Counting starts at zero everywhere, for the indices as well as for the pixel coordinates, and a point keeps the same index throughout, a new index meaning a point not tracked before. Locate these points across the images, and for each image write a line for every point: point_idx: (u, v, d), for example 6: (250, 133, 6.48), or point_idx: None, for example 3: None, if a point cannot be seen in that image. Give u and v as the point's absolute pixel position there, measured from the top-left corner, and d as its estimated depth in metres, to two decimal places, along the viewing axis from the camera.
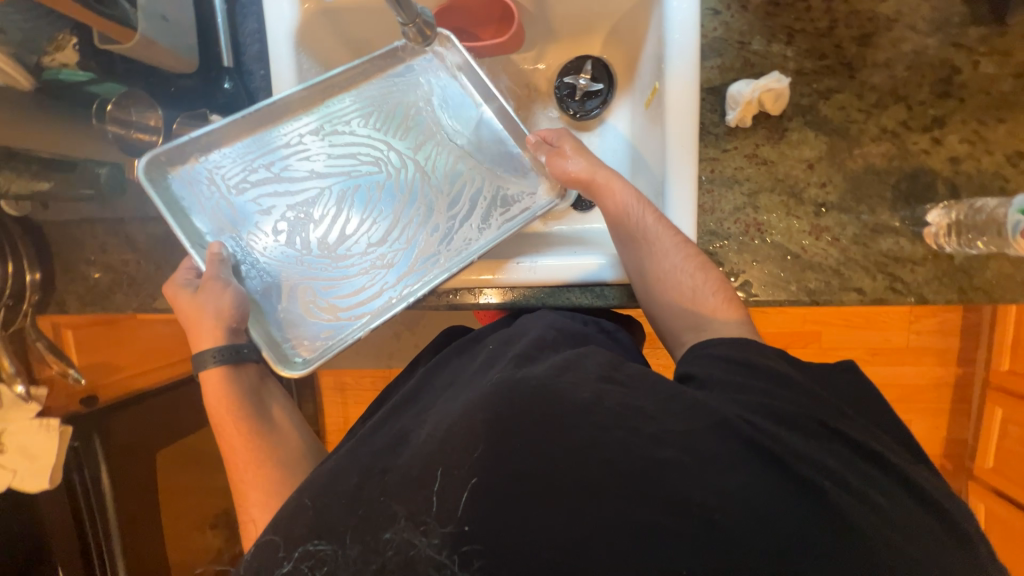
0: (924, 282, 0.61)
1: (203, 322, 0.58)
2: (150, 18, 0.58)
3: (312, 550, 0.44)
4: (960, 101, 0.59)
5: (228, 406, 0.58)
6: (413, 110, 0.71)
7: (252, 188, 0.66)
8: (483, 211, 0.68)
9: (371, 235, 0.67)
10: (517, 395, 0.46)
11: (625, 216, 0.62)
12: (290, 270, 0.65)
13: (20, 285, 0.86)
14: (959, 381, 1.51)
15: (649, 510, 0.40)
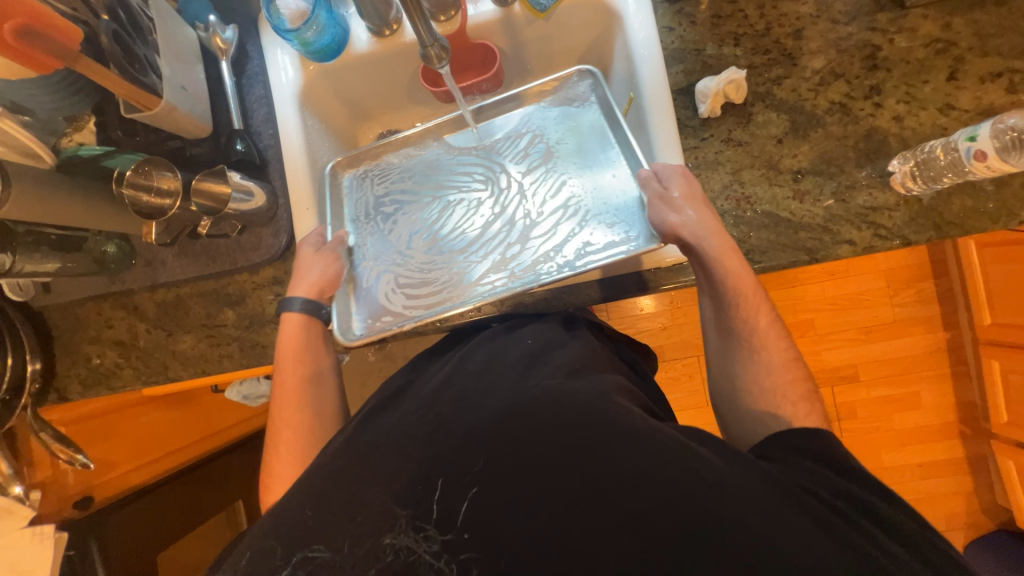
0: (903, 225, 0.67)
1: (306, 279, 0.71)
2: (174, 88, 0.64)
3: (310, 555, 0.49)
4: (888, 71, 0.69)
5: (293, 357, 0.69)
6: (540, 133, 0.80)
7: (386, 193, 0.82)
8: (572, 237, 0.72)
9: (458, 243, 0.76)
10: (564, 404, 0.52)
11: (733, 308, 0.62)
12: (388, 259, 0.77)
13: (19, 374, 0.80)
14: (950, 345, 1.58)
15: (637, 502, 0.45)
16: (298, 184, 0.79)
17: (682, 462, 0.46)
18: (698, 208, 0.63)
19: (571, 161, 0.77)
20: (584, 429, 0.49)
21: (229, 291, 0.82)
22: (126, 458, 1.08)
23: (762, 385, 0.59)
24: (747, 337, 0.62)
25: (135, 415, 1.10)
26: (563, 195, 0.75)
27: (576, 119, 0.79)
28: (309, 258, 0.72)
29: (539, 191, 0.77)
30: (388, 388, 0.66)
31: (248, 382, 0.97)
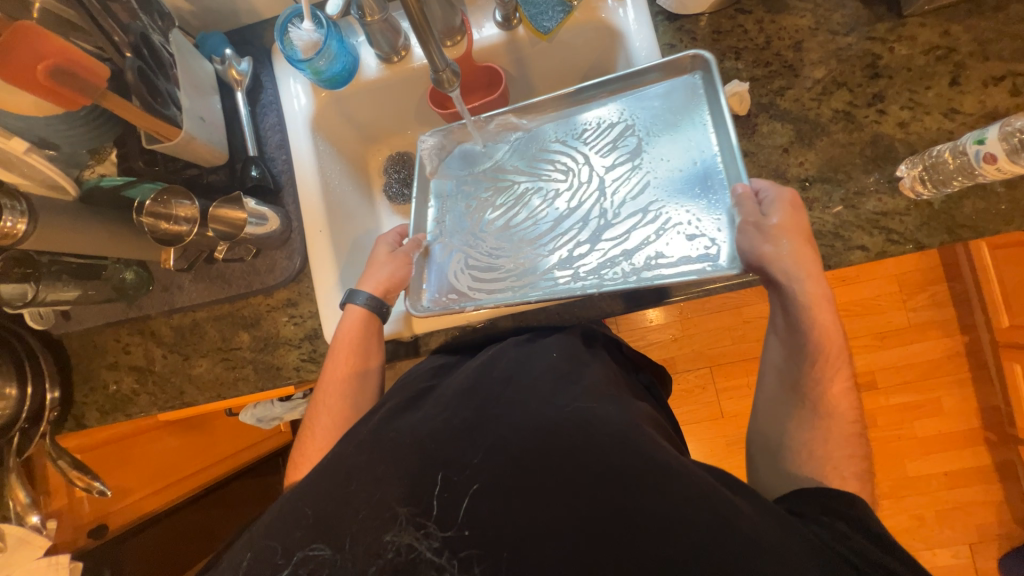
0: (915, 229, 0.67)
1: (378, 274, 0.75)
2: (193, 119, 0.66)
3: (311, 553, 0.49)
4: (890, 78, 0.70)
5: (349, 346, 0.72)
6: (632, 128, 0.78)
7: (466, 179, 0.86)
8: (647, 245, 0.71)
9: (528, 235, 0.80)
10: (596, 432, 0.50)
11: (814, 355, 0.60)
12: (465, 243, 0.82)
13: (39, 403, 0.81)
14: (968, 349, 1.55)
15: (645, 500, 0.45)
16: (312, 207, 0.80)
17: (717, 510, 0.44)
18: (799, 245, 0.59)
19: (664, 159, 0.75)
20: (614, 458, 0.48)
21: (244, 314, 0.83)
22: (142, 483, 1.09)
23: (812, 447, 0.58)
24: (808, 396, 0.60)
25: (147, 441, 1.10)
26: (640, 192, 0.75)
27: (675, 113, 0.75)
28: (383, 258, 0.77)
29: (614, 189, 0.77)
30: (412, 388, 0.65)
31: (261, 404, 0.97)
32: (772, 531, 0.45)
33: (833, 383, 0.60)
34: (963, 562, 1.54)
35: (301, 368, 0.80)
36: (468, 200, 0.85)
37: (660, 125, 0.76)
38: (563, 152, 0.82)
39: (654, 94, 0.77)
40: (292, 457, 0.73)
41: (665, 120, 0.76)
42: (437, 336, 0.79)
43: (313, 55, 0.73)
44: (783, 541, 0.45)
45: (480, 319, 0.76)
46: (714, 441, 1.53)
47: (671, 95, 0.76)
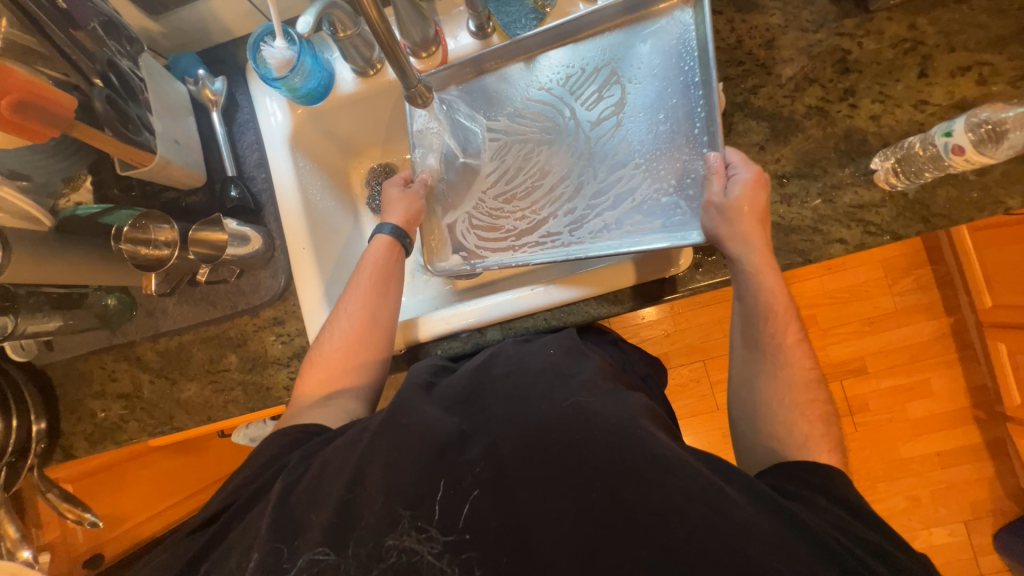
0: (891, 221, 0.68)
1: (396, 209, 0.76)
2: (167, 142, 0.65)
3: (316, 558, 0.49)
4: (860, 73, 0.71)
5: (378, 284, 0.72)
6: (616, 73, 0.74)
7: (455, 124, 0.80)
8: (634, 197, 0.70)
9: (521, 194, 0.78)
10: (596, 428, 0.50)
11: (771, 312, 0.62)
12: (464, 201, 0.80)
13: (25, 436, 0.80)
14: (954, 330, 1.58)
15: (641, 506, 0.45)
16: (293, 224, 0.80)
17: (712, 502, 0.45)
18: (754, 232, 0.61)
19: (652, 104, 0.71)
20: (616, 456, 0.47)
21: (230, 335, 0.82)
22: (136, 510, 1.08)
23: (782, 403, 0.59)
24: (772, 350, 0.62)
25: (142, 464, 1.09)
26: (629, 142, 0.72)
27: (665, 57, 0.71)
28: (395, 197, 0.77)
29: (599, 143, 0.74)
30: (414, 378, 0.62)
31: (253, 424, 0.96)
32: (768, 518, 0.45)
33: (785, 336, 0.62)
34: (959, 540, 1.56)
35: (290, 387, 0.80)
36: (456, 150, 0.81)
37: (644, 75, 0.72)
38: (548, 101, 0.78)
39: (638, 38, 0.73)
40: (298, 383, 0.68)
41: (653, 65, 0.72)
42: (427, 348, 0.79)
43: (287, 72, 0.72)
44: (780, 524, 0.45)
45: (470, 327, 0.76)
46: (711, 434, 1.54)
47: (661, 38, 0.72)
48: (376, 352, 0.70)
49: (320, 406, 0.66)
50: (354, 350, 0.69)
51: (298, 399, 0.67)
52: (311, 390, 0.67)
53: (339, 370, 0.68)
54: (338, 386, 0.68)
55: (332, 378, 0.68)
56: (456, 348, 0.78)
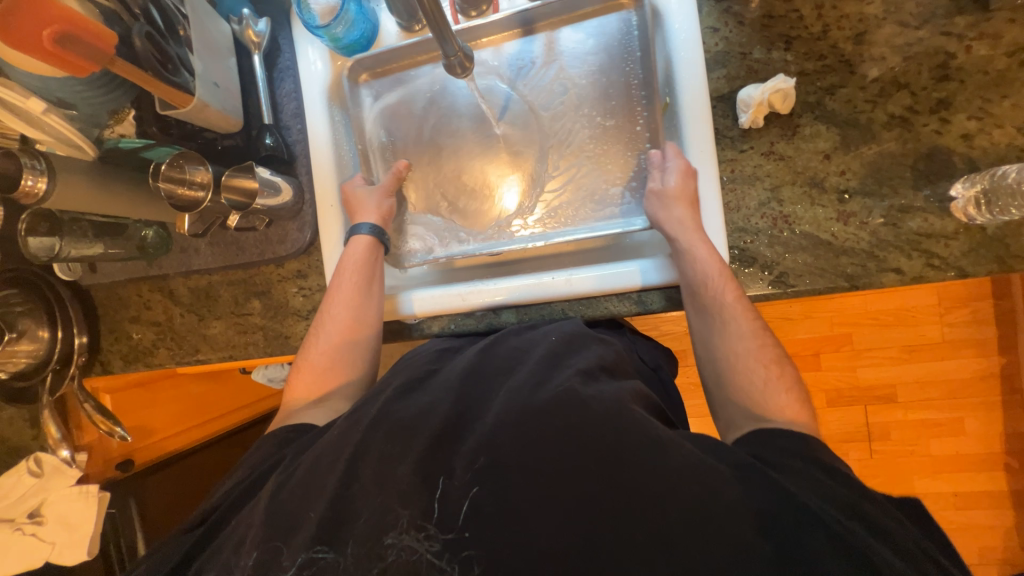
0: (960, 255, 0.62)
1: (367, 205, 0.77)
2: (206, 84, 0.66)
3: (313, 557, 0.46)
4: (961, 82, 0.62)
5: (360, 286, 0.72)
6: (566, 67, 0.79)
7: (421, 92, 0.83)
8: (589, 187, 0.79)
9: (482, 184, 0.83)
10: (591, 411, 0.49)
11: (705, 282, 0.64)
12: (426, 180, 0.84)
13: (68, 348, 0.86)
14: (1004, 371, 1.46)
15: (649, 518, 0.43)
16: (324, 180, 0.80)
17: (706, 482, 0.44)
18: (688, 216, 0.66)
19: (599, 95, 0.78)
20: (609, 436, 0.47)
21: (256, 281, 0.85)
22: (165, 425, 1.17)
23: (735, 349, 0.60)
24: (719, 309, 0.63)
25: (172, 384, 1.18)
26: (578, 131, 0.79)
27: (611, 56, 0.77)
28: (365, 194, 0.78)
29: (553, 127, 0.80)
30: (413, 371, 0.63)
31: (272, 366, 1.01)
32: (767, 499, 0.44)
33: (727, 295, 0.63)
34: None
35: None
36: (425, 120, 0.84)
37: (593, 68, 0.78)
38: (504, 90, 0.81)
39: (585, 33, 0.78)
40: (286, 392, 0.70)
41: (600, 56, 0.78)
42: (439, 322, 0.79)
43: (330, 21, 0.72)
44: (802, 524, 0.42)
45: (479, 307, 0.76)
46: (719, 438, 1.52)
47: (605, 32, 0.78)
48: (362, 350, 0.71)
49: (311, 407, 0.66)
50: (340, 352, 0.70)
51: (290, 405, 0.68)
52: (300, 392, 0.68)
53: (328, 372, 0.69)
54: (327, 388, 0.68)
55: (320, 380, 0.68)
56: (469, 326, 0.78)
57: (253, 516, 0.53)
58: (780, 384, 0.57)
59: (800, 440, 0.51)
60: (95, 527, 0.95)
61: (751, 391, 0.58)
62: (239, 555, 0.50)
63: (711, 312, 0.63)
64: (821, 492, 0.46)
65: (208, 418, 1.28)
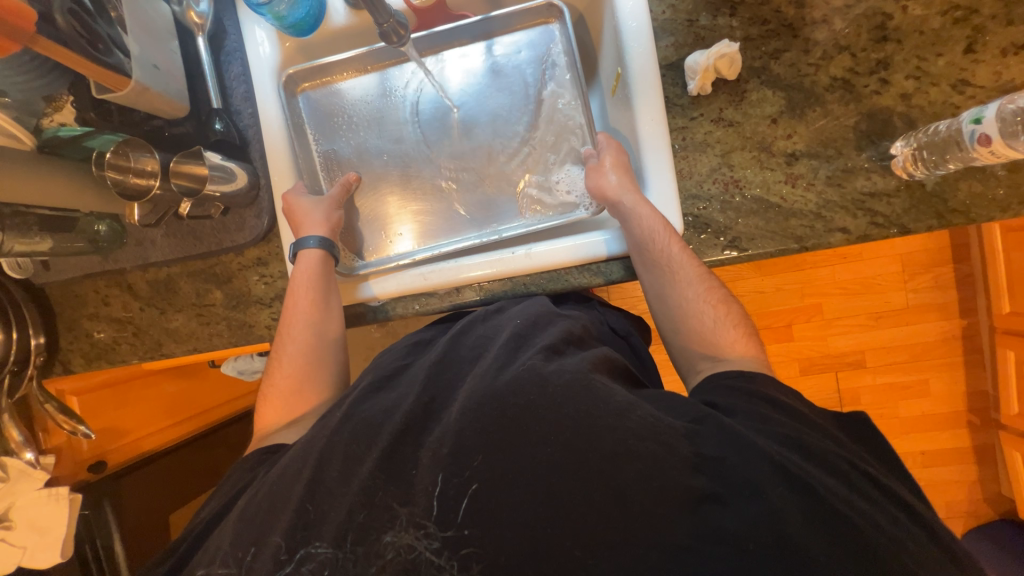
0: (902, 213, 0.64)
1: (313, 217, 0.74)
2: (144, 67, 0.64)
3: (312, 552, 0.44)
4: (899, 43, 0.64)
5: (313, 301, 0.71)
6: (498, 75, 0.86)
7: (360, 102, 0.86)
8: (519, 179, 0.84)
9: (426, 190, 0.86)
10: (549, 384, 0.48)
11: (650, 241, 0.64)
12: (376, 191, 0.86)
13: (25, 349, 0.83)
14: (965, 333, 1.52)
15: (659, 505, 0.40)
16: (279, 165, 0.79)
17: (662, 439, 0.44)
18: (626, 182, 0.68)
19: (532, 94, 0.85)
20: (579, 407, 0.45)
21: (216, 271, 0.84)
22: (140, 424, 1.14)
23: (685, 294, 0.62)
24: (668, 263, 0.63)
25: (145, 384, 1.14)
26: (509, 128, 0.85)
27: (535, 58, 0.84)
28: (309, 206, 0.75)
29: (485, 123, 0.86)
30: (384, 368, 0.61)
31: (242, 358, 1.00)
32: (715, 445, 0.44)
33: (673, 247, 0.64)
34: None
35: (272, 327, 0.83)
36: (368, 129, 0.86)
37: (520, 70, 0.85)
38: (444, 99, 0.86)
39: (515, 41, 0.85)
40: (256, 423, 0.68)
41: (529, 61, 0.85)
42: (403, 304, 0.79)
43: None
44: (768, 479, 0.42)
45: (444, 287, 0.76)
46: None
47: (531, 41, 0.85)
48: (329, 366, 0.71)
49: (285, 429, 0.65)
50: (305, 373, 0.69)
51: (265, 431, 0.66)
52: (273, 418, 0.67)
53: (296, 393, 0.68)
54: (299, 410, 0.67)
55: (291, 402, 0.67)
56: (433, 305, 0.78)
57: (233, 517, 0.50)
58: (728, 320, 0.61)
59: (749, 379, 0.53)
60: (68, 529, 0.93)
61: (704, 334, 0.61)
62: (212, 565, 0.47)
63: (664, 267, 0.63)
64: (778, 433, 0.47)
65: (187, 416, 1.25)
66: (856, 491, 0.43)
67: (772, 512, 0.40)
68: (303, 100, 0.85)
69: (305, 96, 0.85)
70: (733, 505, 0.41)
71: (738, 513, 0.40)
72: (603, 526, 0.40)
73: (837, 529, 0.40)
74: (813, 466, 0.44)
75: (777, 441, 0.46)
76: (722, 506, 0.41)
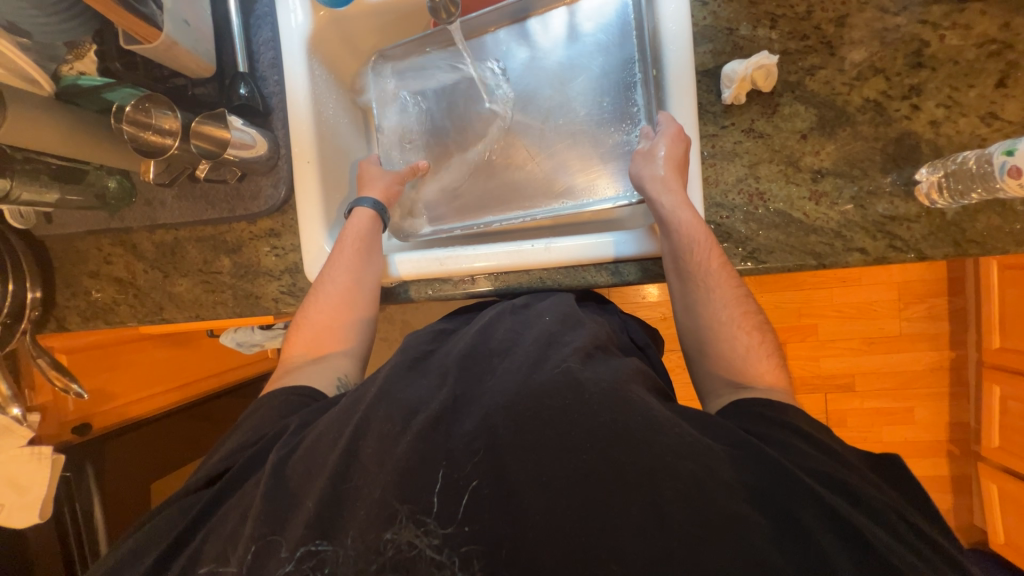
0: (921, 238, 0.65)
1: (378, 184, 0.78)
2: (175, 21, 0.63)
3: (313, 549, 0.42)
4: (933, 70, 0.65)
5: (361, 251, 0.71)
6: (548, 47, 0.80)
7: (419, 77, 0.86)
8: (556, 160, 0.80)
9: (476, 166, 0.85)
10: (586, 390, 0.47)
11: (690, 254, 0.63)
12: (433, 166, 0.87)
13: (20, 302, 0.81)
14: (953, 365, 1.55)
15: (675, 530, 0.39)
16: (301, 135, 0.77)
17: (700, 460, 0.42)
18: (676, 185, 0.65)
19: (590, 79, 0.78)
20: (608, 418, 0.45)
21: (226, 239, 0.82)
22: (127, 390, 1.11)
23: (717, 308, 0.61)
24: (703, 279, 0.63)
25: (136, 348, 1.11)
26: (548, 106, 0.81)
27: (582, 32, 0.78)
28: (376, 176, 0.79)
29: (526, 105, 0.82)
30: (407, 351, 0.59)
31: (242, 330, 0.99)
32: (755, 472, 0.43)
33: (711, 262, 0.63)
34: None
35: (279, 300, 0.81)
36: (426, 104, 0.86)
37: (564, 42, 0.80)
38: (494, 74, 0.83)
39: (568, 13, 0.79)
40: (285, 345, 0.69)
41: (598, 42, 0.78)
42: (417, 287, 0.79)
43: None
44: (805, 503, 0.41)
45: (453, 275, 0.76)
46: None
47: (605, 14, 0.77)
48: (358, 319, 0.69)
49: (308, 364, 0.65)
50: (336, 317, 0.67)
51: (290, 360, 0.67)
52: (299, 348, 0.67)
53: (325, 331, 0.67)
54: (326, 349, 0.66)
55: (319, 337, 0.67)
56: (446, 291, 0.78)
57: (251, 493, 0.48)
58: (761, 351, 0.59)
59: (778, 411, 0.51)
60: (48, 492, 0.91)
61: (722, 355, 0.60)
62: (232, 542, 0.45)
63: (699, 282, 0.62)
64: (811, 467, 0.45)
65: (178, 385, 1.22)
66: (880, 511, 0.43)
67: (813, 549, 0.38)
68: (371, 71, 0.86)
69: (373, 68, 0.86)
70: (778, 543, 0.39)
71: (764, 539, 0.39)
72: (633, 541, 0.39)
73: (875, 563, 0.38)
74: (845, 493, 0.43)
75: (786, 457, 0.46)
76: (775, 546, 0.39)
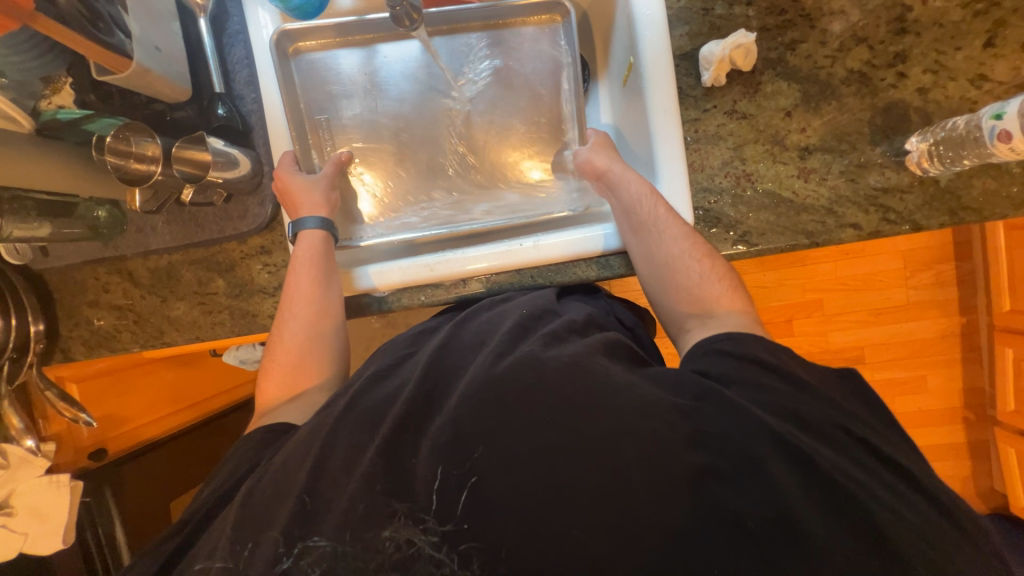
0: (915, 209, 0.63)
1: (312, 197, 0.74)
2: (144, 48, 0.63)
3: (312, 544, 0.42)
4: (917, 35, 0.63)
5: (317, 280, 0.70)
6: (501, 60, 0.86)
7: (350, 69, 0.83)
8: (505, 169, 0.87)
9: (423, 166, 0.86)
10: (546, 368, 0.47)
11: (636, 203, 0.65)
12: (371, 162, 0.85)
13: (24, 336, 0.82)
14: (964, 330, 1.53)
15: (673, 513, 0.39)
16: (283, 152, 0.78)
17: (663, 417, 0.43)
18: (611, 158, 0.71)
19: (529, 96, 0.86)
20: (565, 389, 0.45)
21: (219, 260, 0.83)
22: (139, 413, 1.12)
23: (673, 253, 0.61)
24: (654, 222, 0.63)
25: (144, 372, 1.12)
26: (502, 118, 0.87)
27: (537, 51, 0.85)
28: (306, 185, 0.74)
29: (490, 116, 0.87)
30: (390, 354, 0.60)
31: (243, 347, 1.00)
32: (714, 422, 0.43)
33: (659, 208, 0.64)
34: None
35: (275, 316, 0.82)
36: (359, 97, 0.84)
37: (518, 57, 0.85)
38: (439, 73, 0.84)
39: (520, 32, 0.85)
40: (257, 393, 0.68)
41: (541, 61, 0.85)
42: (409, 294, 0.77)
43: None
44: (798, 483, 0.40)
45: (445, 279, 0.75)
46: None
47: (537, 41, 0.85)
48: (328, 348, 0.69)
49: (285, 405, 0.64)
50: (307, 351, 0.68)
51: (265, 404, 0.66)
52: (273, 393, 0.66)
53: (298, 369, 0.67)
54: (298, 386, 0.66)
55: (290, 378, 0.66)
56: (440, 296, 0.77)
57: None
58: (714, 275, 0.60)
59: (738, 343, 0.50)
60: (70, 516, 0.94)
61: (692, 290, 0.59)
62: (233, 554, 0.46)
63: (649, 225, 0.63)
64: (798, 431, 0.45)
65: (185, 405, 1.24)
66: (883, 489, 0.42)
67: (783, 501, 0.39)
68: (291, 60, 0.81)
69: (294, 56, 0.81)
70: (762, 503, 0.39)
71: (728, 488, 0.40)
72: (622, 517, 0.40)
73: (838, 498, 0.40)
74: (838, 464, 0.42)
75: (779, 417, 0.45)
76: (752, 500, 0.40)
